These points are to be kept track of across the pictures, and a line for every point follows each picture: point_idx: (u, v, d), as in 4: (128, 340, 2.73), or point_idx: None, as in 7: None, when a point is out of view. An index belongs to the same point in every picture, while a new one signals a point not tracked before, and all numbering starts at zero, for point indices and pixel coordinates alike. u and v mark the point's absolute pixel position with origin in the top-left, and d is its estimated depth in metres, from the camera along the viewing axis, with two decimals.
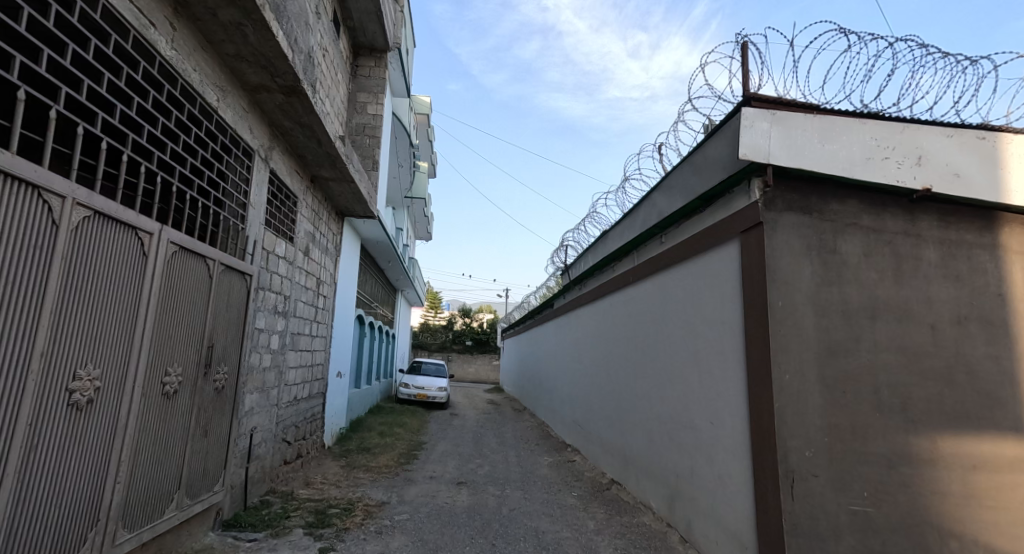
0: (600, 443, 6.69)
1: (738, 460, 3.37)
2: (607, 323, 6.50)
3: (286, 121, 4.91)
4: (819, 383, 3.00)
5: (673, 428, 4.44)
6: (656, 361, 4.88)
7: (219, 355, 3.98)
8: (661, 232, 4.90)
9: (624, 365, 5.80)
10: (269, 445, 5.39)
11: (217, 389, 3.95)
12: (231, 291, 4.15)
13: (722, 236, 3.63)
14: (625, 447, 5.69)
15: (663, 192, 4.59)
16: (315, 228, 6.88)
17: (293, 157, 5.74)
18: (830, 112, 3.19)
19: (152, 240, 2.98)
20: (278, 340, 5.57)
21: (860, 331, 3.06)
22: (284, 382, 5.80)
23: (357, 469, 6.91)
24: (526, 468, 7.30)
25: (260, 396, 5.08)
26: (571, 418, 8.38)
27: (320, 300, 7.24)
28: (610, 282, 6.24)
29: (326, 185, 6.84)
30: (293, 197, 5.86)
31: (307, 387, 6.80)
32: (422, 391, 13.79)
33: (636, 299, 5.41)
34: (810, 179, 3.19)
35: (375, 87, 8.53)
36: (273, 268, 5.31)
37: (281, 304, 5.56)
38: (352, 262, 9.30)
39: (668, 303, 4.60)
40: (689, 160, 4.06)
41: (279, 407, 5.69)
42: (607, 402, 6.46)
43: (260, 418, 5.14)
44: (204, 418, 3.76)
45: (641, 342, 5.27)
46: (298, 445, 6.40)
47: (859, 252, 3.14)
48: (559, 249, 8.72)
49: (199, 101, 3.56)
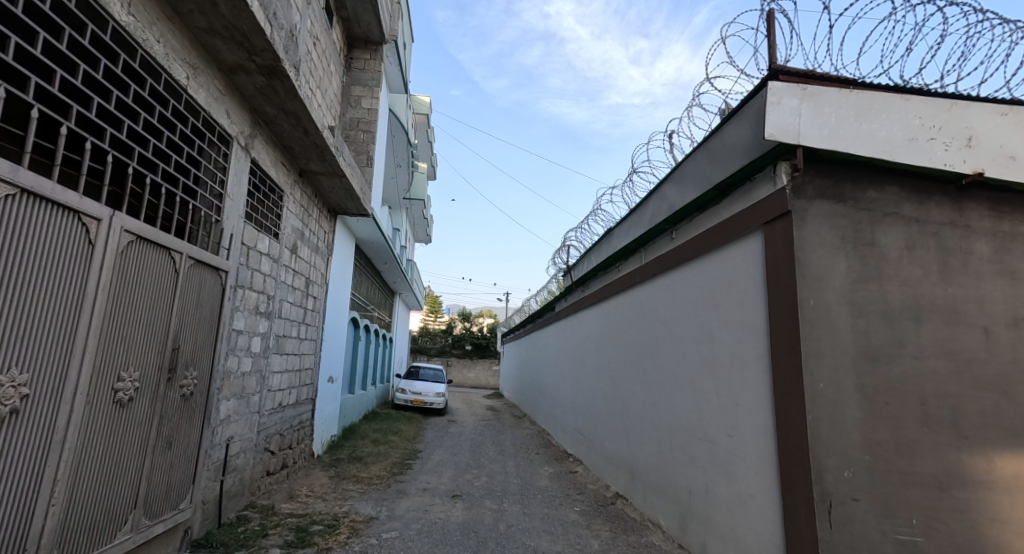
0: (604, 453, 6.32)
1: (762, 480, 3.02)
2: (611, 327, 6.15)
3: (269, 107, 4.58)
4: (858, 394, 2.64)
5: (685, 441, 4.08)
6: (665, 368, 4.53)
7: (187, 357, 3.63)
8: (671, 228, 4.55)
9: (631, 371, 5.45)
10: (249, 456, 5.03)
11: (184, 397, 3.60)
12: (202, 288, 3.80)
13: (743, 229, 3.29)
14: (631, 459, 5.33)
15: (673, 183, 4.25)
16: (305, 225, 6.55)
17: (279, 147, 5.41)
18: (867, 88, 2.83)
19: (101, 227, 2.65)
20: (260, 343, 5.22)
21: (904, 335, 2.68)
22: (266, 388, 5.44)
23: (346, 481, 6.53)
24: (525, 479, 6.92)
25: (238, 403, 4.72)
26: (573, 426, 8.00)
27: (308, 301, 6.89)
28: (616, 283, 5.88)
29: (316, 180, 6.51)
30: (278, 191, 5.52)
31: (294, 393, 6.44)
32: (420, 397, 13.43)
33: (644, 301, 5.06)
34: (845, 163, 2.84)
35: (371, 80, 8.22)
36: (255, 265, 4.97)
37: (263, 304, 5.21)
38: (346, 262, 8.95)
39: (680, 304, 4.24)
40: (703, 147, 3.72)
41: (261, 415, 5.33)
42: (611, 410, 6.09)
43: (239, 427, 4.78)
44: (167, 429, 3.41)
45: (650, 346, 4.92)
46: (282, 454, 6.03)
47: (901, 245, 2.77)
48: (561, 249, 8.36)
49: (165, 77, 3.23)
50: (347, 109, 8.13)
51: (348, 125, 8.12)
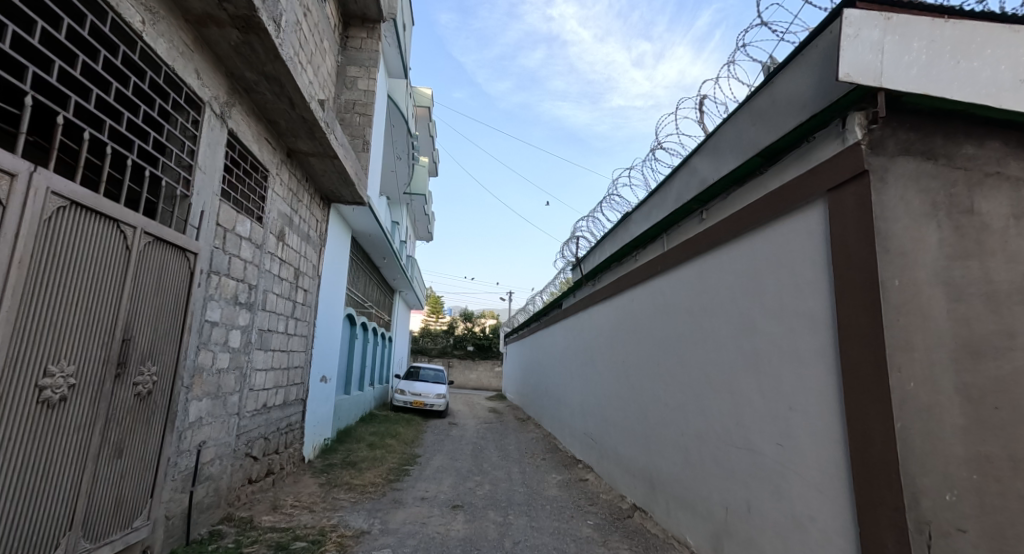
0: (618, 460, 5.80)
1: (829, 500, 2.49)
2: (627, 322, 5.66)
3: (248, 71, 4.08)
4: (958, 397, 2.12)
5: (721, 451, 3.55)
6: (694, 365, 4.01)
7: (145, 350, 3.12)
8: (701, 207, 4.04)
9: (650, 369, 4.92)
10: (226, 463, 4.52)
11: (140, 396, 3.09)
12: (165, 269, 3.28)
13: (800, 199, 2.77)
14: (652, 467, 4.81)
15: (708, 153, 3.75)
16: (294, 211, 6.04)
17: (263, 121, 4.91)
18: (965, 18, 2.34)
19: (16, 185, 2.17)
20: (240, 337, 4.71)
21: (1014, 324, 2.14)
22: (247, 386, 4.93)
23: (337, 489, 6.00)
24: (531, 488, 6.38)
25: (213, 404, 4.21)
26: (583, 430, 7.47)
27: (298, 293, 6.38)
28: (634, 273, 5.36)
29: (307, 162, 6.00)
30: (262, 169, 5.01)
31: (281, 393, 5.93)
32: (420, 398, 12.89)
33: (668, 291, 4.55)
34: (935, 114, 2.32)
35: (368, 60, 7.72)
36: (233, 250, 4.46)
37: (244, 293, 4.70)
38: (341, 254, 8.44)
39: (715, 293, 3.72)
40: (747, 106, 3.21)
41: (241, 418, 4.83)
42: (627, 413, 5.57)
43: (214, 430, 4.27)
44: (119, 434, 2.91)
45: (675, 342, 4.39)
46: (267, 460, 5.52)
47: (1006, 213, 2.24)
48: (569, 240, 7.85)
49: (113, 17, 2.72)
50: (342, 90, 7.62)
51: (343, 108, 7.61)
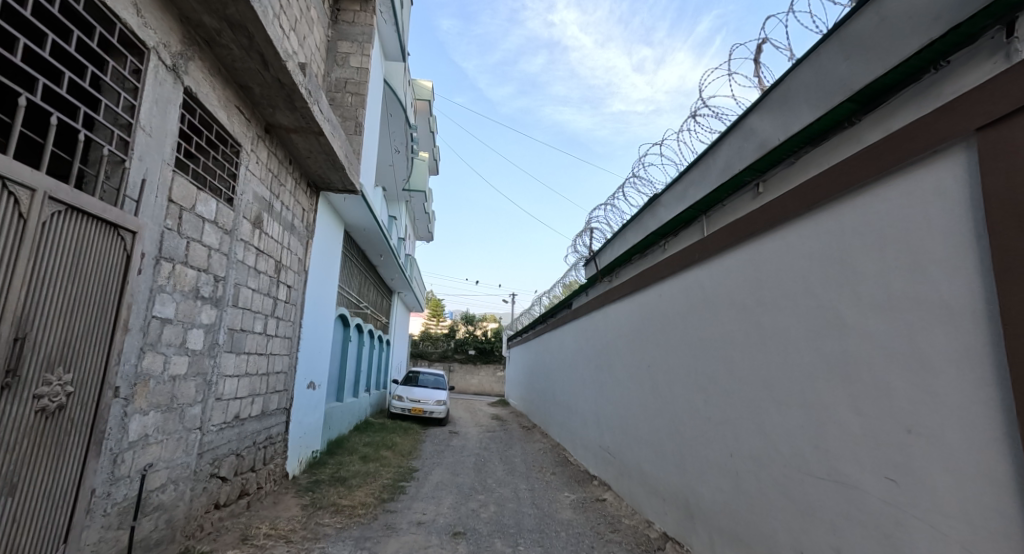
0: (643, 480, 5.05)
1: None
2: (653, 322, 4.95)
3: (205, 15, 3.37)
4: None
5: (790, 481, 2.84)
6: (749, 371, 3.29)
7: (52, 351, 2.41)
8: (759, 177, 3.34)
9: (686, 375, 4.20)
10: (184, 488, 3.79)
11: (45, 414, 2.38)
12: (87, 247, 2.56)
13: (926, 149, 2.08)
14: (689, 492, 4.07)
15: (772, 108, 3.06)
16: (274, 195, 5.34)
17: (233, 85, 4.21)
18: None
19: None
20: (203, 337, 3.99)
21: None
22: (213, 396, 4.21)
23: (322, 512, 5.26)
24: (543, 510, 5.64)
25: (164, 417, 3.48)
26: (598, 443, 6.74)
27: (280, 290, 5.67)
28: (665, 264, 4.65)
29: (288, 139, 5.29)
30: (232, 142, 4.30)
31: (258, 402, 5.20)
32: (418, 405, 12.13)
33: (710, 283, 3.84)
34: None
35: (361, 35, 7.02)
36: (194, 233, 3.75)
37: (207, 285, 3.99)
38: (331, 248, 7.71)
39: (781, 282, 3.01)
40: (835, 42, 2.54)
41: (205, 433, 4.09)
42: (655, 426, 4.83)
43: (167, 449, 3.54)
44: (7, 465, 2.21)
45: (720, 343, 3.67)
46: (239, 480, 4.78)
47: None
48: (583, 232, 7.15)
49: None
50: (333, 68, 6.94)
51: (334, 87, 6.93)
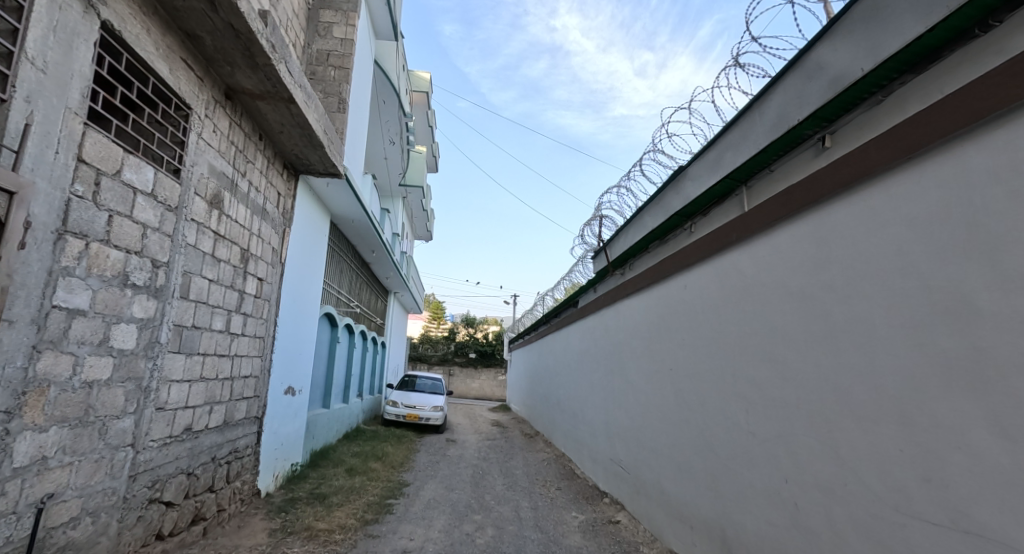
0: (665, 501, 4.33)
1: None
2: (677, 318, 4.22)
3: None
4: None
5: (880, 524, 2.11)
6: (813, 378, 2.57)
7: None
8: (830, 127, 2.62)
9: (722, 380, 3.47)
10: (108, 521, 3.09)
11: None
12: None
13: None
14: (725, 522, 3.35)
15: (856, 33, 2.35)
16: (240, 173, 4.64)
17: (178, 32, 3.51)
18: None
19: None
20: (136, 334, 3.28)
21: None
22: (152, 405, 3.49)
23: (293, 538, 4.53)
24: (547, 535, 4.90)
25: (74, 434, 2.78)
26: (609, 455, 6.01)
27: (247, 283, 4.95)
28: (694, 248, 3.91)
29: (254, 108, 4.60)
30: (177, 100, 3.59)
31: (217, 411, 4.47)
32: (413, 411, 11.38)
33: (756, 268, 3.11)
34: None
35: (346, 2, 6.34)
36: (121, 203, 3.04)
37: (140, 270, 3.27)
38: (314, 239, 6.99)
39: (862, 262, 2.28)
40: None
41: (140, 451, 3.38)
42: (680, 441, 4.09)
43: (79, 473, 2.83)
44: None
45: (769, 340, 2.95)
46: (192, 504, 4.06)
47: None
48: (592, 220, 6.42)
49: None
50: (314, 39, 6.25)
51: (314, 60, 6.25)
